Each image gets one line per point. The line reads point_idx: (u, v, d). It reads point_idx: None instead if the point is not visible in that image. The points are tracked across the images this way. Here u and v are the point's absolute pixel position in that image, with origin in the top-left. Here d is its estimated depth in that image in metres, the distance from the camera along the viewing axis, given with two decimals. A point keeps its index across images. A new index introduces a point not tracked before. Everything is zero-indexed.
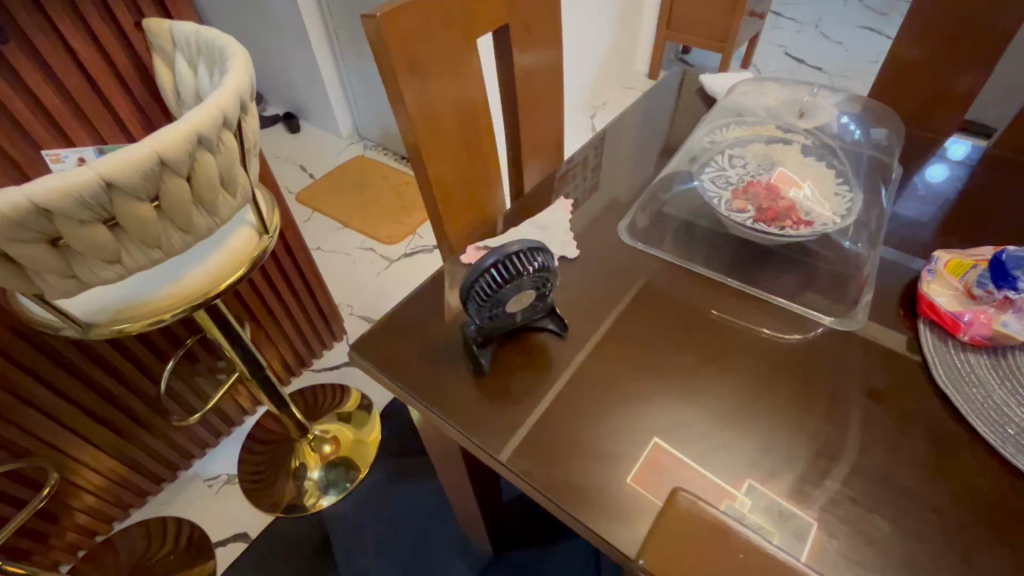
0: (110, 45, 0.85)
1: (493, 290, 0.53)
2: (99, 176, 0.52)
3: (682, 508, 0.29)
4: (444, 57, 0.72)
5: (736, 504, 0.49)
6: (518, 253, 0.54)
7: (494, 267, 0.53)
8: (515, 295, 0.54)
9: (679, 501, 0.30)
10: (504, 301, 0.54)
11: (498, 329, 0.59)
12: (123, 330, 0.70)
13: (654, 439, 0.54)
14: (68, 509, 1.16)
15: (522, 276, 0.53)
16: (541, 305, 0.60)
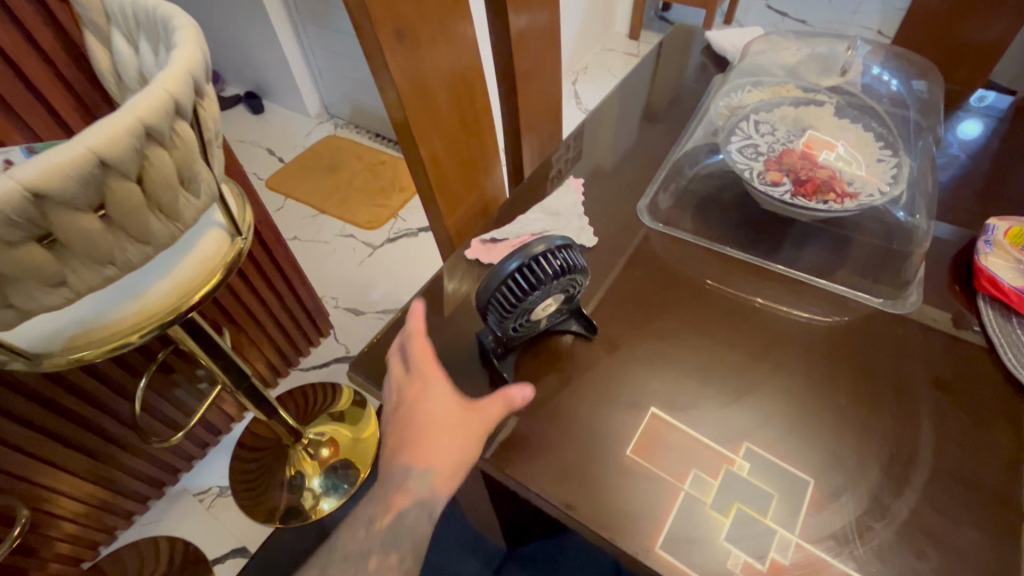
0: (31, 20, 0.72)
1: (519, 300, 0.46)
2: (24, 186, 0.42)
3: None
4: (432, 21, 0.62)
5: (736, 468, 0.47)
6: (543, 254, 0.46)
7: (516, 272, 0.45)
8: (545, 301, 0.47)
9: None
10: (531, 310, 0.47)
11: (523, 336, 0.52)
12: (83, 358, 0.61)
13: (651, 409, 0.51)
14: (47, 541, 1.07)
15: (552, 281, 0.46)
16: (569, 304, 0.53)
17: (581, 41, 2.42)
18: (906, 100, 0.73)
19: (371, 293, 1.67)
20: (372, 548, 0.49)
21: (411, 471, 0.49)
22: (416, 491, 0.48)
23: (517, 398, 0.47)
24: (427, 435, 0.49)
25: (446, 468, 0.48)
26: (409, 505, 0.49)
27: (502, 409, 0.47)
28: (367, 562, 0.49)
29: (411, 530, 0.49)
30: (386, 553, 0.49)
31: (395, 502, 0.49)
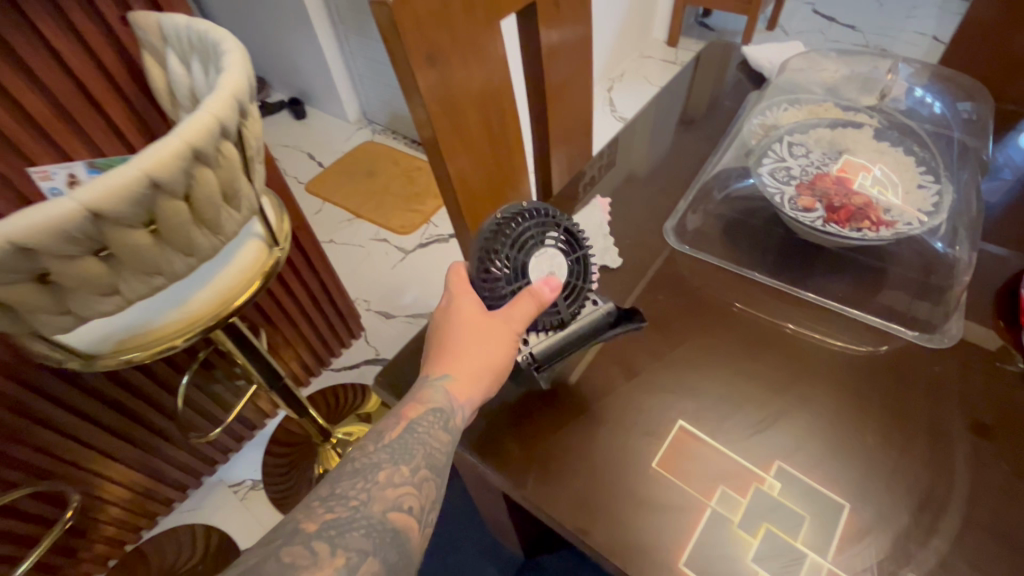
0: (95, 41, 0.78)
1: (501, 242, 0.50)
2: (85, 206, 0.46)
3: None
4: (464, 43, 0.63)
5: (766, 487, 0.47)
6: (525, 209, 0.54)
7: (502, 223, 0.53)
8: (528, 246, 0.51)
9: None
10: (517, 253, 0.51)
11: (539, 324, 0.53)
12: (131, 360, 0.66)
13: (678, 423, 0.51)
14: (94, 523, 1.14)
15: (532, 221, 0.51)
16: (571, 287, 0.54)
17: (618, 48, 2.40)
18: (950, 123, 0.70)
19: (402, 297, 1.71)
20: (382, 462, 0.45)
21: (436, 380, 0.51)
22: (436, 397, 0.49)
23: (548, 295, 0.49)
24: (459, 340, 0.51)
25: (473, 376, 0.50)
26: (422, 413, 0.48)
27: (534, 308, 0.49)
28: (374, 478, 0.44)
29: (427, 440, 0.47)
30: (396, 467, 0.45)
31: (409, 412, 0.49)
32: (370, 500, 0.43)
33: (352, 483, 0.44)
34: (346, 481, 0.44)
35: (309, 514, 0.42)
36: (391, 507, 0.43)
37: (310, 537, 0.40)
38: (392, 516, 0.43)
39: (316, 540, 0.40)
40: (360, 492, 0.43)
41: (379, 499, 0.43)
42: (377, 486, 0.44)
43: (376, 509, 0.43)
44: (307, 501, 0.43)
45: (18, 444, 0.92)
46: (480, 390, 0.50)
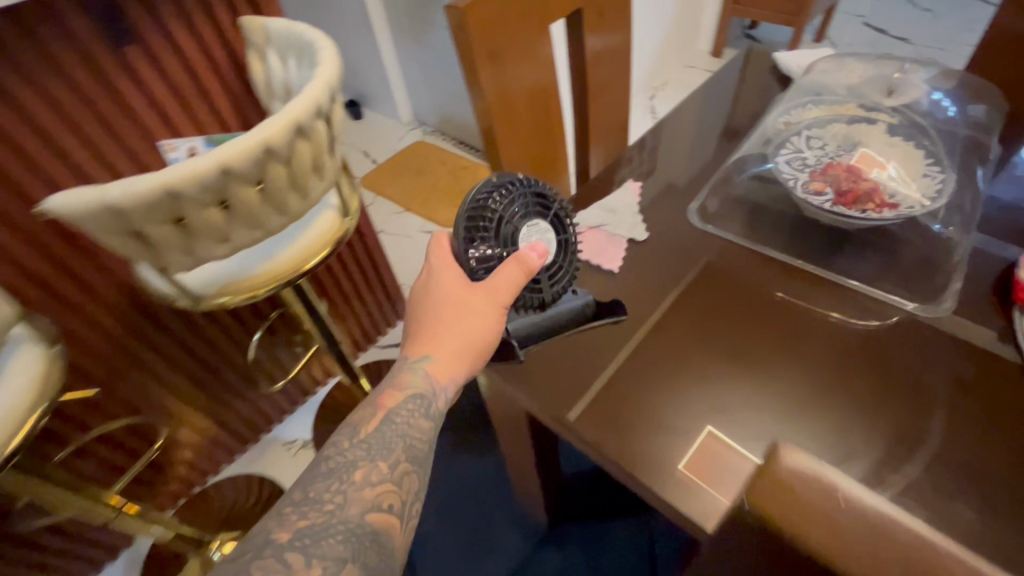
0: (211, 41, 0.93)
1: (497, 206, 0.58)
2: (219, 163, 0.58)
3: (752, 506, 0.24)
4: (519, 43, 0.74)
5: None
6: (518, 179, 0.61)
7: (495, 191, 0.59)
8: (521, 216, 0.59)
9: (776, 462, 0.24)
10: (510, 219, 0.59)
11: (523, 301, 0.61)
12: (226, 301, 0.79)
13: (708, 429, 0.54)
14: (171, 461, 1.30)
15: (525, 197, 0.60)
16: (554, 268, 0.63)
17: (661, 57, 2.47)
18: (963, 121, 0.76)
19: None
20: (358, 462, 0.51)
21: (417, 367, 0.59)
22: (414, 385, 0.58)
23: (534, 262, 0.57)
24: (443, 323, 0.60)
25: (453, 358, 0.59)
26: (395, 405, 0.56)
27: (522, 272, 0.57)
28: (350, 479, 0.49)
29: (403, 429, 0.54)
30: (372, 465, 0.50)
31: (387, 404, 0.56)
32: (347, 502, 0.48)
33: (327, 487, 0.49)
34: (320, 486, 0.49)
35: (283, 523, 0.46)
36: (370, 507, 0.48)
37: (285, 545, 0.44)
38: (371, 517, 0.47)
39: (289, 549, 0.44)
40: (336, 496, 0.48)
41: (356, 500, 0.48)
42: (353, 488, 0.49)
43: (354, 512, 0.47)
44: (282, 507, 0.47)
45: (121, 379, 1.08)
46: (455, 372, 0.59)
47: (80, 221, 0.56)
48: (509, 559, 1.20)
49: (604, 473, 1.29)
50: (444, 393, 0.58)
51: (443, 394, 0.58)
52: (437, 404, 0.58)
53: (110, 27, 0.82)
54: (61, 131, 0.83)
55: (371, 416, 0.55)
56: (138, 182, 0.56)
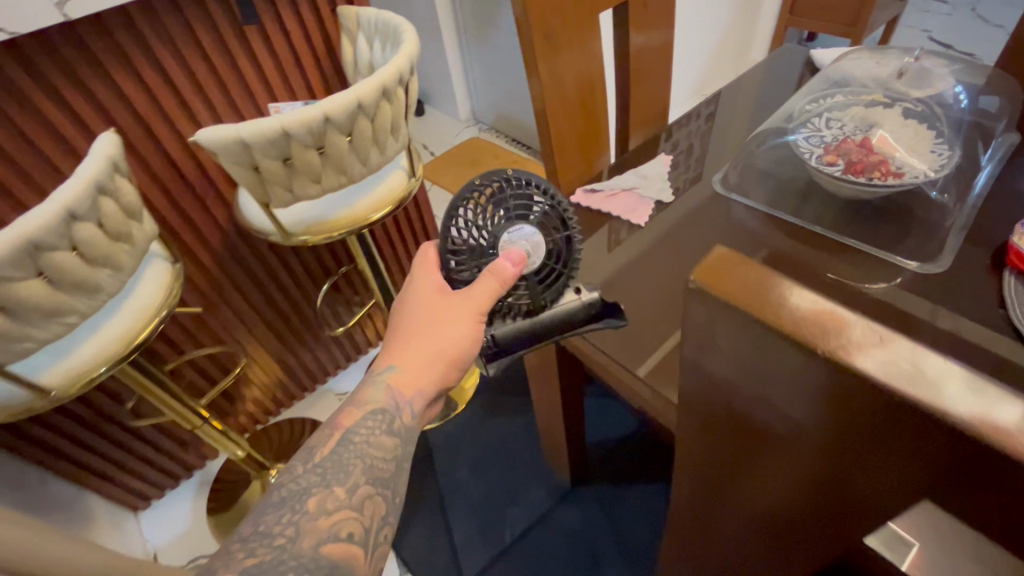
0: (311, 27, 1.10)
1: (474, 213, 0.64)
2: (323, 112, 0.73)
3: (700, 286, 0.31)
4: (572, 28, 0.86)
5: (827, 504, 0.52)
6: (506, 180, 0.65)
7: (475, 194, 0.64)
8: (502, 221, 0.64)
9: (712, 255, 0.31)
10: (488, 226, 0.64)
11: (511, 308, 0.66)
12: (307, 240, 0.94)
13: None
14: (242, 396, 1.47)
15: (506, 202, 0.65)
16: (546, 271, 0.66)
17: (714, 66, 2.53)
18: (979, 113, 0.82)
19: None
20: (313, 489, 0.54)
21: (379, 383, 0.64)
22: (374, 401, 0.62)
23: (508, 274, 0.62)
24: (412, 340, 0.67)
25: (415, 373, 0.65)
26: (353, 423, 0.60)
27: (496, 283, 0.63)
28: (302, 509, 0.52)
29: (359, 450, 0.58)
30: (328, 493, 0.54)
31: (345, 424, 0.60)
32: (301, 535, 0.50)
33: (279, 519, 0.51)
34: (270, 519, 0.52)
35: (229, 561, 0.49)
36: (324, 537, 0.51)
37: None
38: (324, 549, 0.50)
39: None
40: (288, 527, 0.51)
41: (310, 533, 0.51)
42: (306, 518, 0.52)
43: (307, 545, 0.50)
44: (232, 545, 0.51)
45: (211, 314, 1.26)
46: (415, 386, 0.64)
47: (216, 150, 0.72)
48: (532, 510, 1.29)
49: (627, 442, 1.37)
50: (404, 407, 0.63)
51: (405, 408, 0.63)
52: (398, 419, 0.62)
53: (236, 10, 1.00)
54: (190, 92, 1.00)
55: (329, 437, 0.58)
56: (263, 122, 0.71)
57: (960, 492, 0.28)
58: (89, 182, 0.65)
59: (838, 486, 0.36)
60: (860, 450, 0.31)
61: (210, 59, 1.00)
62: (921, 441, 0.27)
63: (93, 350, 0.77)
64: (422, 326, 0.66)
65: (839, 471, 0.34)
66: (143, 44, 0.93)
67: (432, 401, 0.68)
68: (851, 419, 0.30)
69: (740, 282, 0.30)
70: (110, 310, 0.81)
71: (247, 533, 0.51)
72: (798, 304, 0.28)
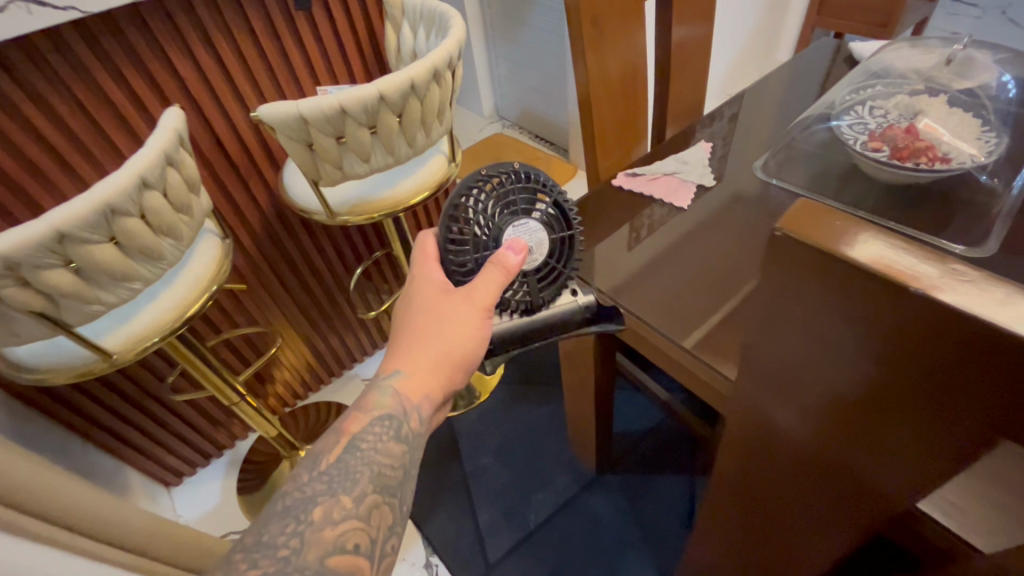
0: (355, 14, 1.14)
1: (475, 208, 0.64)
2: (379, 91, 0.76)
3: (787, 235, 0.33)
4: (618, 14, 0.87)
5: None
6: (513, 171, 0.66)
7: (483, 183, 0.64)
8: (507, 213, 0.64)
9: (796, 207, 0.33)
10: (490, 215, 0.64)
11: (510, 305, 0.67)
12: (346, 220, 0.97)
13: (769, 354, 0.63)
14: (271, 378, 1.50)
15: (508, 192, 0.65)
16: (547, 269, 0.67)
17: (739, 65, 2.54)
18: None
19: None
20: (319, 498, 0.52)
21: (384, 388, 0.62)
22: (380, 406, 0.60)
23: (513, 261, 0.62)
24: (420, 341, 0.65)
25: (422, 377, 0.63)
26: (357, 430, 0.58)
27: (502, 270, 0.62)
28: (307, 521, 0.50)
29: (366, 460, 0.56)
30: (332, 505, 0.51)
31: (352, 429, 0.58)
32: (305, 546, 0.48)
33: (282, 529, 0.49)
34: (274, 527, 0.49)
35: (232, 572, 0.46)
36: (332, 547, 0.49)
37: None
38: (330, 561, 0.49)
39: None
40: (291, 539, 0.49)
41: (314, 544, 0.49)
42: (312, 528, 0.50)
43: (311, 558, 0.48)
44: (232, 554, 0.48)
45: (249, 295, 1.29)
46: (424, 389, 0.62)
47: (276, 126, 0.75)
48: (556, 496, 1.30)
49: (652, 434, 1.38)
50: (413, 413, 0.61)
51: (413, 413, 0.61)
52: (406, 424, 0.61)
53: None
54: (240, 75, 1.04)
55: (335, 444, 0.56)
56: (322, 99, 0.74)
57: (982, 422, 0.31)
58: (159, 151, 0.68)
59: (858, 428, 0.39)
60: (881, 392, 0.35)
61: (262, 42, 1.04)
62: (941, 376, 0.30)
63: (150, 318, 0.81)
64: (445, 286, 0.65)
65: (859, 413, 0.38)
66: (201, 28, 0.97)
67: (439, 407, 0.66)
68: (884, 343, 0.32)
69: (828, 235, 0.32)
70: (168, 280, 0.84)
71: (246, 542, 0.49)
72: (882, 250, 0.30)
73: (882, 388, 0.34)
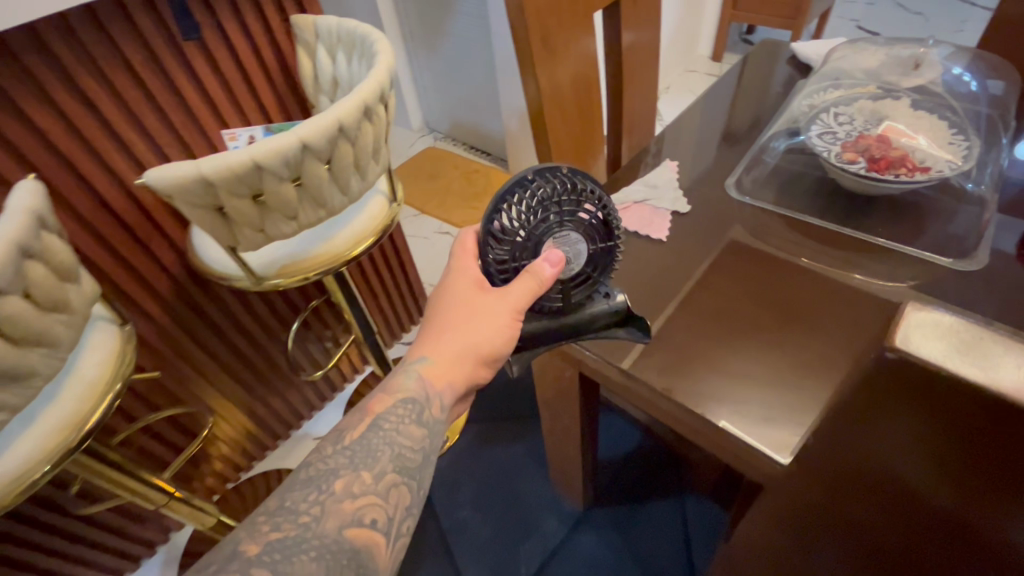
0: (260, 40, 0.99)
1: (517, 216, 0.55)
2: (300, 139, 0.62)
3: (908, 361, 0.24)
4: (566, 31, 0.79)
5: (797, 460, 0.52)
6: (562, 174, 0.57)
7: (532, 185, 0.55)
8: (550, 221, 0.55)
9: (910, 314, 0.25)
10: (533, 222, 0.55)
11: (541, 308, 0.61)
12: (279, 284, 0.82)
13: (745, 386, 0.58)
14: (206, 456, 1.30)
15: (556, 197, 0.55)
16: (582, 276, 0.60)
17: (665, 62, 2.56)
18: (984, 97, 0.80)
19: None
20: (340, 471, 0.51)
21: (410, 371, 0.60)
22: (408, 389, 0.58)
23: (548, 274, 0.55)
24: (449, 330, 0.61)
25: (449, 366, 0.60)
26: (382, 409, 0.56)
27: (536, 286, 0.56)
28: (330, 492, 0.49)
29: (390, 440, 0.54)
30: (353, 479, 0.50)
31: (376, 409, 0.56)
32: (324, 516, 0.48)
33: (305, 497, 0.49)
34: (297, 494, 0.49)
35: (253, 534, 0.47)
36: (348, 522, 0.48)
37: (252, 559, 0.44)
38: (348, 534, 0.48)
39: (255, 565, 0.44)
40: (313, 506, 0.48)
41: (333, 514, 0.48)
42: (332, 499, 0.49)
43: (330, 528, 0.47)
44: (255, 517, 0.48)
45: (167, 372, 1.10)
46: (451, 378, 0.60)
47: (171, 193, 0.61)
48: (545, 544, 1.21)
49: (635, 458, 1.32)
50: (435, 399, 0.58)
51: (435, 400, 0.58)
52: (429, 411, 0.58)
53: (172, 24, 0.87)
54: (123, 121, 0.86)
55: (359, 421, 0.55)
56: (229, 156, 0.60)
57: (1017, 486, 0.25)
58: (11, 244, 0.52)
59: (880, 514, 0.33)
60: (876, 463, 0.30)
61: (147, 82, 0.87)
62: (949, 460, 0.27)
63: (26, 451, 0.63)
64: (481, 282, 0.62)
65: (879, 498, 0.32)
66: (64, 70, 0.79)
67: (462, 398, 0.63)
68: (893, 408, 0.27)
69: (972, 356, 0.23)
70: (52, 393, 0.67)
71: (269, 506, 0.49)
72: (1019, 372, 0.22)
73: (876, 459, 0.30)
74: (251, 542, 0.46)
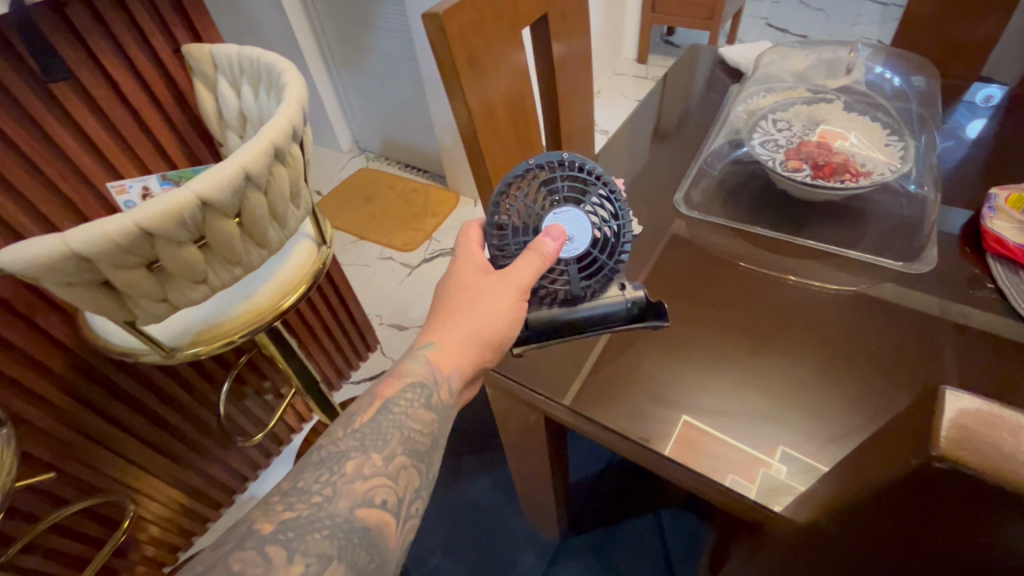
0: (149, 74, 0.87)
1: (515, 198, 0.56)
2: (197, 195, 0.53)
3: (959, 472, 0.20)
4: (494, 50, 0.73)
5: (772, 470, 0.50)
6: (562, 162, 0.57)
7: (531, 170, 0.56)
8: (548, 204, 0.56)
9: (946, 398, 0.21)
10: (532, 205, 0.57)
11: (549, 293, 0.58)
12: (199, 353, 0.72)
13: (719, 420, 0.55)
14: (135, 542, 1.15)
15: (553, 181, 0.57)
16: (590, 259, 0.58)
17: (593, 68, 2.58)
18: (909, 94, 0.81)
19: (413, 310, 1.75)
20: (351, 453, 0.45)
21: (418, 356, 0.55)
22: (418, 372, 0.53)
23: (550, 248, 0.54)
24: (453, 315, 0.58)
25: (459, 349, 0.55)
26: (391, 393, 0.51)
27: (538, 262, 0.54)
28: (341, 471, 0.44)
29: (402, 423, 0.49)
30: (366, 458, 0.45)
31: (385, 393, 0.51)
32: (337, 495, 0.42)
33: (316, 478, 0.43)
34: (309, 475, 0.44)
35: (267, 513, 0.41)
36: (362, 501, 0.43)
37: (266, 537, 0.39)
38: (361, 513, 0.42)
39: (270, 543, 0.39)
40: (325, 487, 0.43)
41: (346, 494, 0.43)
42: (343, 479, 0.44)
43: (343, 507, 0.42)
44: (268, 497, 0.43)
45: (73, 458, 0.95)
46: (457, 364, 0.55)
47: (38, 275, 0.50)
48: None
49: (606, 475, 1.29)
50: (445, 383, 0.53)
51: (443, 385, 0.53)
52: (438, 395, 0.52)
53: (35, 62, 0.75)
54: None
55: (368, 405, 0.50)
56: (106, 223, 0.50)
57: None
58: None
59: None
60: (894, 547, 0.26)
61: (9, 132, 0.74)
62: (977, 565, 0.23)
63: None
64: (472, 276, 0.59)
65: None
66: None
67: (469, 384, 0.58)
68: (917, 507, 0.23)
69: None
70: None
71: (282, 487, 0.44)
72: None
73: (895, 542, 0.26)
74: (266, 518, 0.40)
